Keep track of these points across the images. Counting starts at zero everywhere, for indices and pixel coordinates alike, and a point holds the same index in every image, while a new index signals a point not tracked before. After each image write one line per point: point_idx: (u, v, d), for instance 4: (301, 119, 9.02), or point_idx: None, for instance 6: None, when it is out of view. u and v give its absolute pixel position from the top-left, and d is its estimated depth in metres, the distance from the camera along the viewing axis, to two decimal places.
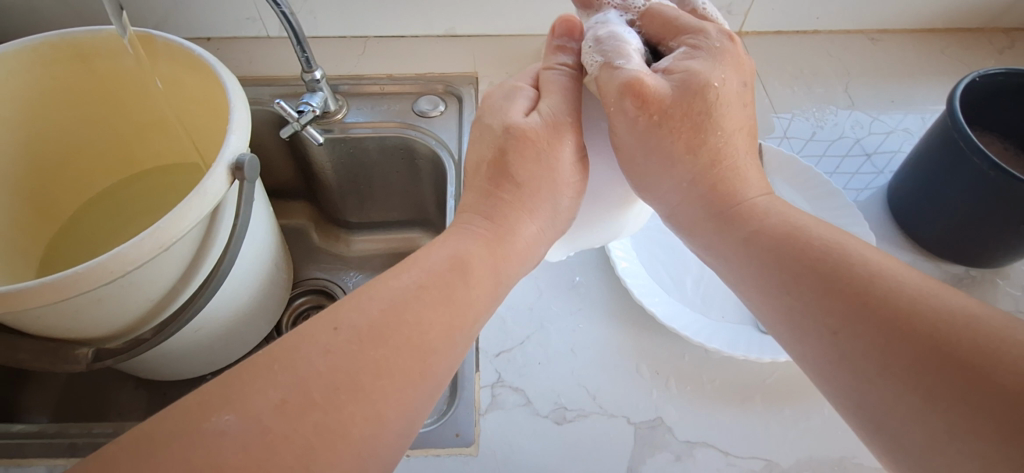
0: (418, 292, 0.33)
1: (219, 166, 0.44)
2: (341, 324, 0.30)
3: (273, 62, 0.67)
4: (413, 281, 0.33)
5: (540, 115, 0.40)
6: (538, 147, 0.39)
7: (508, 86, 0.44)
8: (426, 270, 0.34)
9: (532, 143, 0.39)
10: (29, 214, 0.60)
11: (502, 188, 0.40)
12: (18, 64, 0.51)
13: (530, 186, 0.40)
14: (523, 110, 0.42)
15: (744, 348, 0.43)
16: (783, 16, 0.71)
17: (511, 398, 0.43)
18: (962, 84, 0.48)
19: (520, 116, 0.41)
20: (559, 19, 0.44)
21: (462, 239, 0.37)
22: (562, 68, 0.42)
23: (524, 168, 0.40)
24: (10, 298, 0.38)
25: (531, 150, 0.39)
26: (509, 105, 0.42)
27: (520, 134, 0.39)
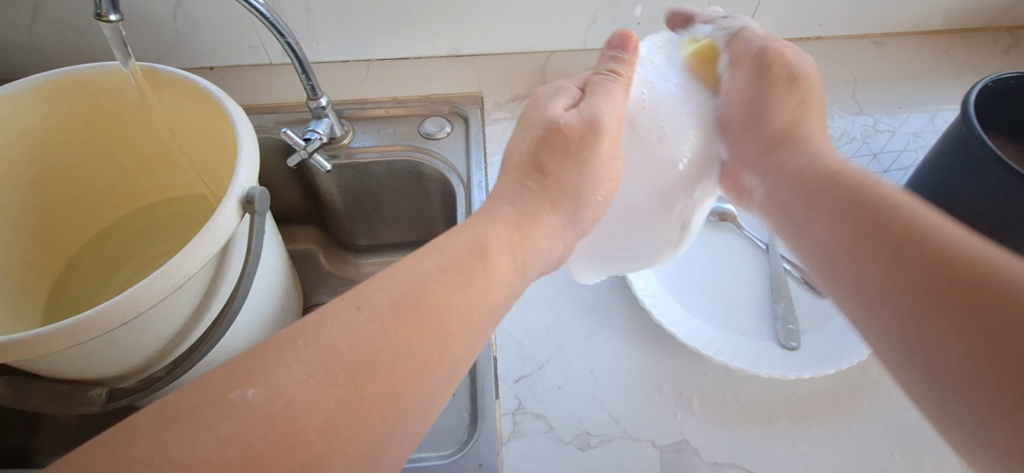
0: (439, 274, 0.32)
1: (230, 201, 0.44)
2: (363, 302, 0.30)
3: (276, 90, 0.67)
4: (431, 266, 0.33)
5: (579, 113, 0.41)
6: (566, 148, 0.41)
7: (556, 85, 0.46)
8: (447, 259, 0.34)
9: (566, 137, 0.41)
10: (37, 252, 0.60)
11: (535, 178, 0.41)
12: (23, 104, 0.51)
13: (555, 180, 0.41)
14: (564, 107, 0.43)
15: (768, 367, 0.42)
16: (786, 23, 0.71)
17: (533, 425, 0.42)
18: (974, 90, 0.48)
19: (561, 111, 0.42)
20: (617, 32, 0.45)
21: (483, 226, 0.37)
22: (609, 74, 0.43)
23: (555, 164, 0.41)
24: (25, 345, 0.38)
25: (564, 145, 0.41)
26: (550, 100, 0.44)
27: (556, 128, 0.41)
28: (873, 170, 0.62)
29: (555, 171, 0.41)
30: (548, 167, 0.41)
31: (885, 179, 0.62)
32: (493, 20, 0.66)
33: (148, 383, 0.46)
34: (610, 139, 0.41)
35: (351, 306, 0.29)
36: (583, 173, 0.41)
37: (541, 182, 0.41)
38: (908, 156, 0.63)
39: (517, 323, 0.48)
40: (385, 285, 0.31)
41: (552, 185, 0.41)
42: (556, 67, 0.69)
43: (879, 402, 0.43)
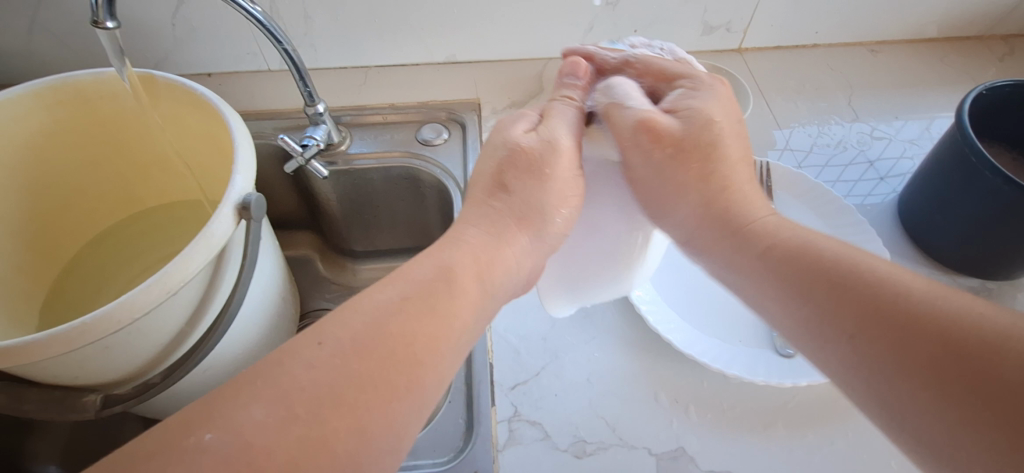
0: (401, 304, 0.31)
1: (225, 207, 0.44)
2: (325, 338, 0.29)
3: (274, 96, 0.67)
4: (404, 290, 0.32)
5: (539, 135, 0.42)
6: (529, 166, 0.41)
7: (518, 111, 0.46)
8: (429, 281, 0.33)
9: (529, 157, 0.41)
10: (33, 258, 0.59)
11: (496, 197, 0.41)
12: (20, 110, 0.51)
13: (520, 196, 0.40)
14: (524, 130, 0.43)
15: (764, 373, 0.42)
16: (782, 31, 0.71)
17: (529, 433, 0.42)
18: (969, 97, 0.48)
19: (521, 134, 0.43)
20: (568, 60, 0.47)
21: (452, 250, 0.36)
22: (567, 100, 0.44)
23: (519, 183, 0.40)
24: (18, 351, 0.38)
25: (526, 164, 0.41)
26: (511, 125, 0.44)
27: (518, 151, 0.41)
28: (868, 176, 0.62)
29: (518, 189, 0.40)
30: (512, 186, 0.41)
31: (880, 184, 0.62)
32: (491, 28, 0.66)
33: (143, 390, 0.46)
34: (569, 158, 0.41)
35: (313, 342, 0.29)
36: (545, 189, 0.40)
37: (503, 201, 0.40)
38: (904, 164, 0.64)
39: (513, 330, 0.48)
40: (348, 313, 0.30)
41: (518, 202, 0.40)
42: (554, 74, 0.69)
43: None
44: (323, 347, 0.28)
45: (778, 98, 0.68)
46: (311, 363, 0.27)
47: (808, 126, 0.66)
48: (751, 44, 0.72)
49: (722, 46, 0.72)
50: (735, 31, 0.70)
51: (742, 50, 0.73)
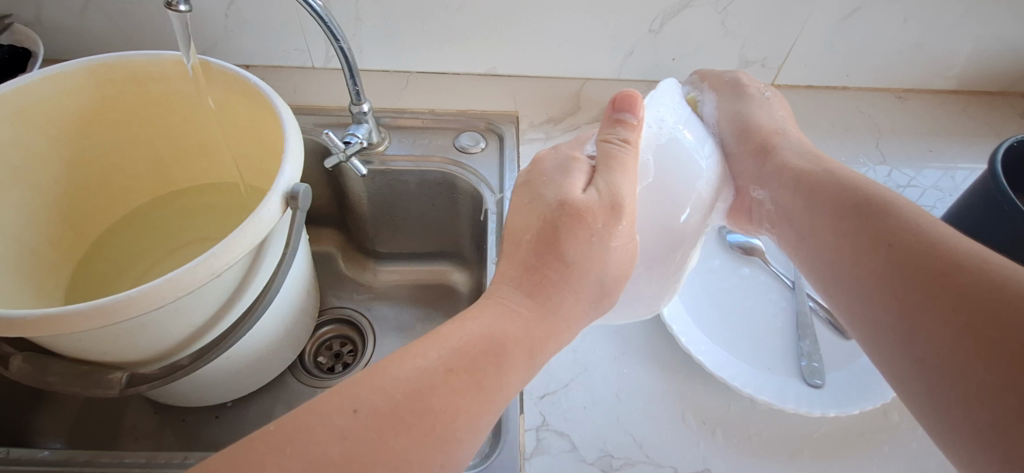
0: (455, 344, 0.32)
1: (274, 195, 0.44)
2: (361, 405, 0.29)
3: (316, 93, 0.68)
4: (437, 358, 0.32)
5: (598, 192, 0.37)
6: (587, 233, 0.37)
7: (563, 155, 0.41)
8: (450, 348, 0.33)
9: (588, 223, 0.37)
10: (61, 231, 0.59)
11: (548, 264, 0.37)
12: (73, 83, 0.52)
13: (578, 266, 0.37)
14: (581, 185, 0.38)
15: (793, 401, 0.43)
16: (816, 71, 0.73)
17: (556, 443, 0.42)
18: (1002, 147, 0.50)
19: (578, 190, 0.38)
20: (622, 92, 0.39)
21: (495, 315, 0.35)
22: (621, 144, 0.38)
23: (575, 248, 0.37)
24: (60, 320, 0.38)
25: (586, 230, 0.37)
26: (565, 178, 0.39)
27: (575, 211, 0.37)
28: None
29: (574, 255, 0.37)
30: (567, 253, 0.37)
31: None
32: (534, 43, 0.68)
33: (172, 370, 0.46)
34: (631, 222, 0.38)
35: (348, 410, 0.29)
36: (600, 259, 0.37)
37: (558, 270, 0.37)
38: (922, 209, 0.65)
39: None
40: (386, 379, 0.30)
41: (573, 275, 0.37)
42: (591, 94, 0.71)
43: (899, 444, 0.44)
44: (357, 415, 0.29)
45: (808, 135, 0.70)
46: (340, 439, 0.28)
47: None
48: (784, 81, 0.74)
49: (755, 81, 0.73)
50: (769, 68, 0.72)
51: (775, 86, 0.74)
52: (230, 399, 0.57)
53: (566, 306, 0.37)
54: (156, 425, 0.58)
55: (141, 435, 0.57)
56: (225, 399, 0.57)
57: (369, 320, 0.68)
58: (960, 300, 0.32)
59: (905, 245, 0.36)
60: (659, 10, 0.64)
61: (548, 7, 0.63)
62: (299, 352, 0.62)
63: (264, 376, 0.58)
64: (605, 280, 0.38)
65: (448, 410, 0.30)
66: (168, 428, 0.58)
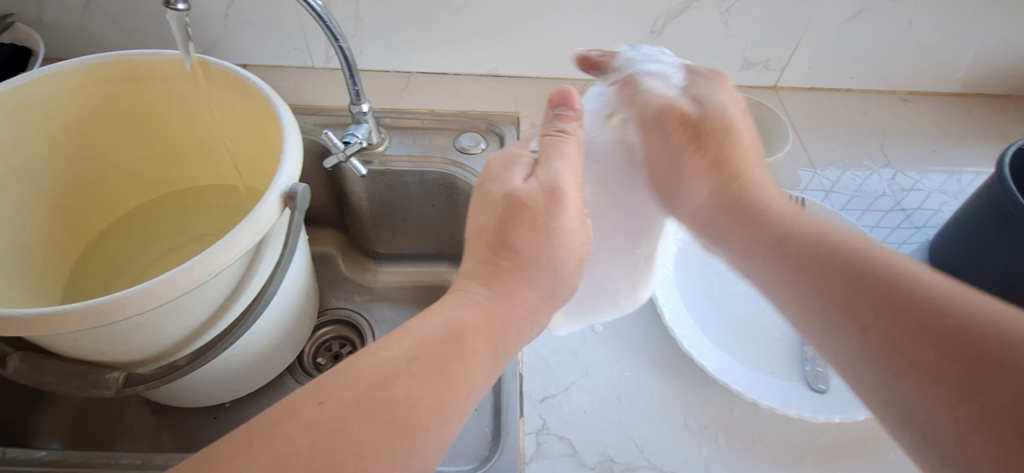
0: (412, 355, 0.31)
1: (272, 195, 0.44)
2: (328, 396, 0.28)
3: (317, 93, 0.68)
4: (403, 351, 0.31)
5: (538, 181, 0.40)
6: (534, 223, 0.38)
7: (509, 153, 0.44)
8: (418, 340, 0.32)
9: (531, 212, 0.38)
10: (59, 230, 0.59)
11: (502, 255, 0.38)
12: (72, 81, 0.52)
13: (528, 254, 0.38)
14: (521, 177, 0.41)
15: (797, 406, 0.42)
16: (819, 73, 0.72)
17: (556, 447, 0.42)
18: (1009, 150, 0.49)
19: (517, 182, 0.40)
20: (557, 90, 0.45)
21: (457, 306, 0.35)
22: (561, 135, 0.42)
23: (524, 239, 0.38)
24: (55, 320, 0.37)
25: (530, 220, 0.38)
26: (506, 172, 0.41)
27: (519, 204, 0.39)
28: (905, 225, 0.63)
29: (522, 247, 0.38)
30: (516, 244, 0.38)
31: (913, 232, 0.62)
32: (536, 44, 0.67)
33: (168, 371, 0.46)
34: (575, 205, 0.40)
35: (315, 401, 0.28)
36: (549, 245, 0.38)
37: (507, 262, 0.38)
38: (925, 213, 0.64)
39: (543, 341, 0.48)
40: (353, 373, 0.29)
41: (525, 260, 0.38)
42: None
43: (905, 451, 0.43)
44: (324, 407, 0.28)
45: (812, 137, 0.70)
46: (306, 429, 0.27)
47: (840, 168, 0.67)
48: (787, 83, 0.74)
49: (758, 83, 0.73)
50: (772, 69, 0.71)
51: (777, 88, 0.74)
52: (227, 400, 0.57)
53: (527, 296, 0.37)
54: (153, 426, 0.57)
55: (138, 436, 0.57)
56: (223, 400, 0.56)
57: (368, 322, 0.68)
58: (885, 311, 0.31)
59: (864, 288, 0.32)
60: (662, 11, 0.63)
61: (549, 8, 0.63)
62: (297, 353, 0.62)
63: (262, 378, 0.58)
64: (557, 267, 0.39)
65: (419, 402, 0.30)
66: (165, 429, 0.57)
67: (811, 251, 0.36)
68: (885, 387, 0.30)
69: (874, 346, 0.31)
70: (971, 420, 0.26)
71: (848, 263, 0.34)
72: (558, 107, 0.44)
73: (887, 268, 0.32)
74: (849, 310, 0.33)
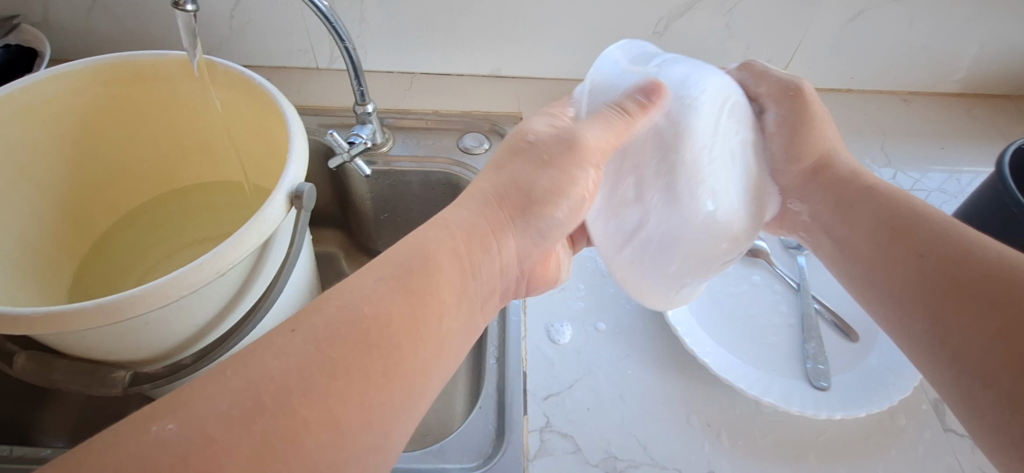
0: (383, 289, 0.31)
1: (278, 194, 0.44)
2: (299, 325, 0.28)
3: (321, 93, 0.68)
4: (383, 281, 0.31)
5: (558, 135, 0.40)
6: (544, 157, 0.39)
7: (547, 110, 0.44)
8: (398, 270, 0.32)
9: (542, 149, 0.40)
10: (66, 229, 0.59)
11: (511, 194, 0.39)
12: (79, 82, 0.52)
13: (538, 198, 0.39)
14: (547, 123, 0.42)
15: (799, 404, 0.42)
16: (821, 73, 0.73)
17: (560, 444, 0.42)
18: (1010, 148, 0.49)
19: (541, 126, 0.41)
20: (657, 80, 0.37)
21: (459, 247, 0.36)
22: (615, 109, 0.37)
23: (535, 174, 0.39)
24: (64, 318, 0.38)
25: (539, 155, 0.40)
26: (532, 119, 0.43)
27: (536, 140, 0.40)
28: None
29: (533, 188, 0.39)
30: (528, 181, 0.39)
31: None
32: (538, 45, 0.68)
33: (175, 369, 0.46)
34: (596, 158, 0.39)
35: (343, 344, 0.28)
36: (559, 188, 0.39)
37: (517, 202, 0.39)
38: None
39: (546, 339, 0.48)
40: (325, 300, 0.29)
41: (534, 200, 0.39)
42: None
43: (906, 449, 0.43)
44: (294, 335, 0.28)
45: None
46: (319, 365, 0.27)
47: None
48: None
49: None
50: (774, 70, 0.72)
51: None
52: None
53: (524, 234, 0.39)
54: None
55: None
56: None
57: None
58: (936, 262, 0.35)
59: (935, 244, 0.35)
60: (664, 12, 0.64)
61: (553, 9, 0.63)
62: None
63: None
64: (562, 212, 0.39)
65: (410, 350, 0.30)
66: None
67: (882, 215, 0.39)
68: (929, 328, 0.34)
69: (914, 288, 0.35)
70: (993, 338, 0.30)
71: (900, 219, 0.38)
72: (646, 96, 0.36)
73: (937, 224, 0.36)
74: (896, 257, 0.37)
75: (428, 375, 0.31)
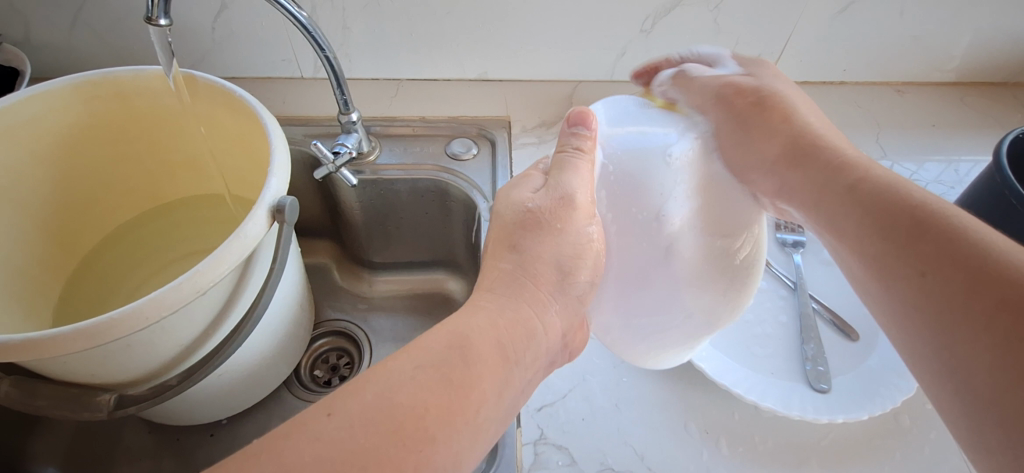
0: (418, 396, 0.29)
1: (260, 209, 0.43)
2: (336, 411, 0.28)
3: (307, 103, 0.68)
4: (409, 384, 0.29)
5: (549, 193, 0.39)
6: (539, 225, 0.39)
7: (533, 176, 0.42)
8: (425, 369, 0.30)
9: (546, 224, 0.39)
10: (51, 249, 0.58)
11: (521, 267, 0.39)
12: (58, 100, 0.51)
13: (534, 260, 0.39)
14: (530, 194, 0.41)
15: (799, 408, 0.41)
16: (812, 66, 0.72)
17: (555, 457, 0.41)
18: (1007, 139, 0.48)
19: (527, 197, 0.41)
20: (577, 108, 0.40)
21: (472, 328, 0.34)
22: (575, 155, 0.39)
23: (530, 243, 0.39)
24: (42, 345, 0.36)
25: (539, 229, 0.39)
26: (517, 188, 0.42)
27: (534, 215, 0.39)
28: None
29: (529, 248, 0.39)
30: (522, 246, 0.39)
31: None
32: (525, 47, 0.67)
33: (160, 390, 0.45)
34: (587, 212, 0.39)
35: (323, 414, 0.27)
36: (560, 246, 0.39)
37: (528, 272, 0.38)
38: None
39: None
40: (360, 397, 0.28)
41: (528, 263, 0.39)
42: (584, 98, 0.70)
43: (911, 452, 0.42)
44: (330, 419, 0.27)
45: None
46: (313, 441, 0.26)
47: None
48: None
49: None
50: None
51: None
52: (223, 417, 0.56)
53: (528, 294, 0.38)
54: (149, 447, 0.57)
55: (134, 456, 0.56)
56: (219, 417, 0.56)
57: (365, 332, 0.67)
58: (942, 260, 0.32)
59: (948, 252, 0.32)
60: (650, 10, 0.63)
61: (538, 10, 0.62)
62: (293, 366, 0.61)
63: (258, 393, 0.57)
64: (563, 262, 0.39)
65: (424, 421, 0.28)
66: (162, 450, 0.56)
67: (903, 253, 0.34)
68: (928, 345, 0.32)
69: (933, 290, 0.32)
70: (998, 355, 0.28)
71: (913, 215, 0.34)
72: (578, 126, 0.40)
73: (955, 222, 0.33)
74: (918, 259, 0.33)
75: (454, 439, 0.29)
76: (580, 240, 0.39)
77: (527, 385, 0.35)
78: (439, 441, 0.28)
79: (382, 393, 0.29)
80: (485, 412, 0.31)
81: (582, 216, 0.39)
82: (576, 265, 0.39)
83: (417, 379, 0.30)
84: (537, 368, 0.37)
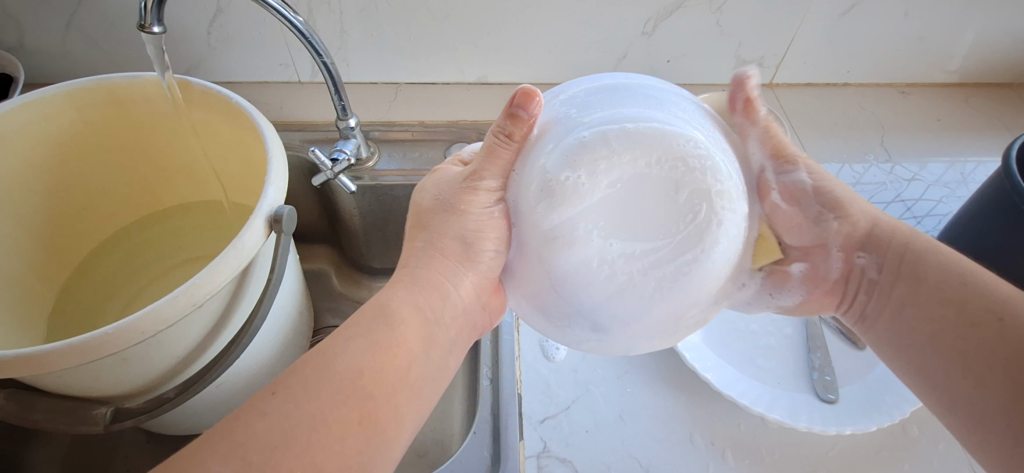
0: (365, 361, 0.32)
1: (257, 218, 0.43)
2: (279, 388, 0.30)
3: (305, 107, 0.67)
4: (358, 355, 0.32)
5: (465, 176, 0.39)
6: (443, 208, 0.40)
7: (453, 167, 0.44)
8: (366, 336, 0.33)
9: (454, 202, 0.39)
10: (46, 258, 0.57)
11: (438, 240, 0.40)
12: (51, 108, 0.50)
13: (442, 234, 0.40)
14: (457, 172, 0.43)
15: (806, 419, 0.41)
16: (815, 69, 0.71)
17: (559, 470, 0.40)
18: (1017, 143, 0.48)
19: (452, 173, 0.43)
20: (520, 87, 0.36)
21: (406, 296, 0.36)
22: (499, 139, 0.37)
23: (437, 221, 0.40)
24: (35, 361, 0.36)
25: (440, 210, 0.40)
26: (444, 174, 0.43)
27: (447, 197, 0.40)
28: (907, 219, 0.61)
29: (434, 224, 0.40)
30: (429, 224, 0.41)
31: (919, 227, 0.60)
32: (525, 51, 0.66)
33: (157, 404, 0.44)
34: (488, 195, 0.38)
35: (268, 392, 0.30)
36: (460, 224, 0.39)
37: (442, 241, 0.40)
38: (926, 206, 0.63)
39: (541, 357, 0.47)
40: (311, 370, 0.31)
41: (440, 238, 0.40)
42: None
43: (920, 462, 0.42)
44: (275, 395, 0.30)
45: (810, 134, 0.68)
46: (261, 416, 0.28)
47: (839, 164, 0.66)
48: (783, 80, 0.72)
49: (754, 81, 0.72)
50: (767, 67, 0.70)
51: (773, 85, 0.73)
52: None
53: (439, 265, 0.39)
54: (148, 458, 0.56)
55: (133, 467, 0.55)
56: None
57: None
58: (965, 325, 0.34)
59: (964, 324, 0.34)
60: (651, 13, 0.62)
61: (539, 14, 0.62)
62: None
63: None
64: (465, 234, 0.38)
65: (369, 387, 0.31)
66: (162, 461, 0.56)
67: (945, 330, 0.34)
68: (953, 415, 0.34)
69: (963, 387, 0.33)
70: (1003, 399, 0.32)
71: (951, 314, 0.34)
72: (516, 106, 0.36)
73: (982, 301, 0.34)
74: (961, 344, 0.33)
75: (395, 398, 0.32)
76: (482, 218, 0.38)
77: (450, 341, 0.38)
78: (379, 399, 0.31)
79: (325, 368, 0.31)
80: (416, 369, 0.34)
81: (483, 198, 0.38)
82: (480, 237, 0.38)
83: (352, 353, 0.32)
84: (460, 320, 0.39)
